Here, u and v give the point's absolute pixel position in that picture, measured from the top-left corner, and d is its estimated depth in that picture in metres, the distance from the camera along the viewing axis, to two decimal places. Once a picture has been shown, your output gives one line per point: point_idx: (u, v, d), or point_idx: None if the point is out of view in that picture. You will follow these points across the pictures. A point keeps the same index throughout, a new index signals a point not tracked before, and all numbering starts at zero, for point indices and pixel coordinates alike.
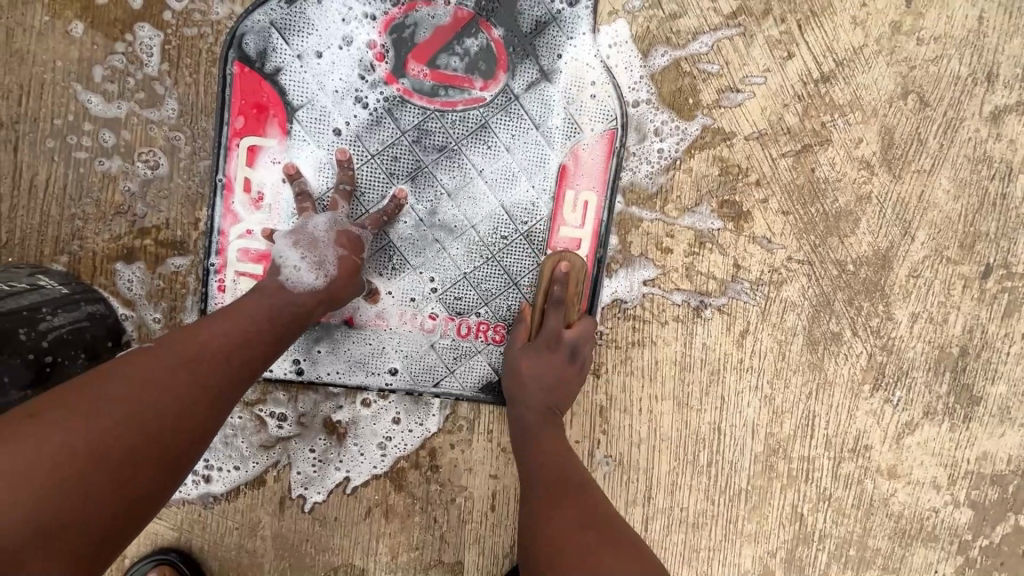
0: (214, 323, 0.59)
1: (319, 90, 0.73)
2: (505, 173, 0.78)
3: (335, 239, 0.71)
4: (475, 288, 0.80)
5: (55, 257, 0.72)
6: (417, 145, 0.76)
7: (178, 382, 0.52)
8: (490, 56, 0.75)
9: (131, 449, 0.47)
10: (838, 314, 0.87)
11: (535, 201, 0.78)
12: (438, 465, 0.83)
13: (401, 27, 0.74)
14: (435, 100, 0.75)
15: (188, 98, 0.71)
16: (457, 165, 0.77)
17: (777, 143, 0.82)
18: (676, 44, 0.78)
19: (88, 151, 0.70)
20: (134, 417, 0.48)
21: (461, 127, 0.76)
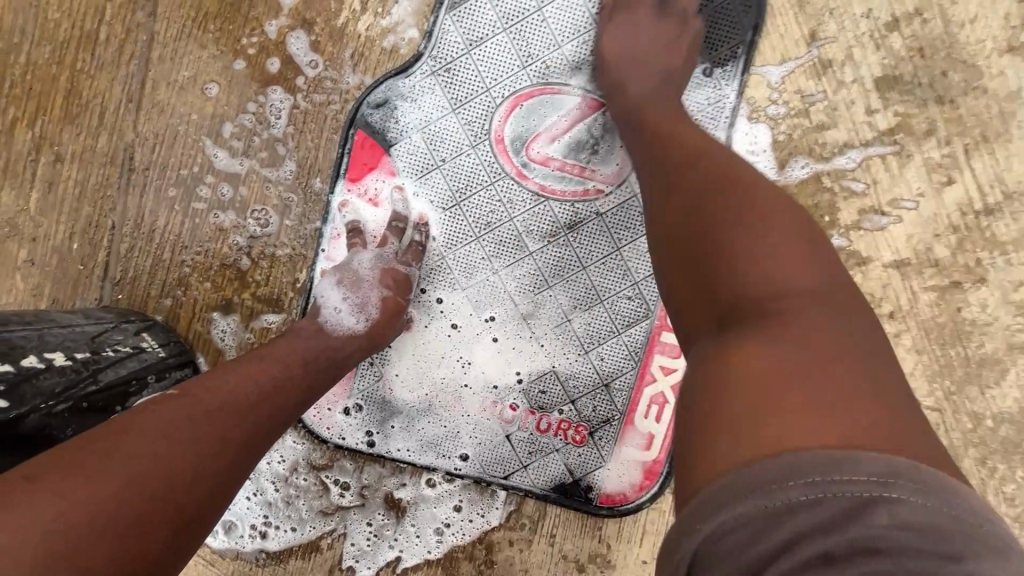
0: (241, 369, 0.55)
1: (434, 162, 0.71)
2: (615, 268, 0.72)
3: (379, 278, 0.68)
4: (561, 384, 0.75)
5: (160, 299, 0.73)
6: (523, 229, 0.71)
7: (203, 436, 0.48)
8: (614, 152, 0.70)
9: (148, 512, 0.42)
10: (966, 473, 0.76)
11: (640, 301, 0.73)
12: (493, 560, 0.79)
13: (528, 110, 0.70)
14: (549, 187, 0.71)
15: (307, 161, 0.71)
16: (562, 256, 0.72)
17: (921, 275, 0.73)
18: (820, 156, 0.71)
19: (206, 203, 0.72)
20: (148, 472, 0.44)
21: (571, 218, 0.71)
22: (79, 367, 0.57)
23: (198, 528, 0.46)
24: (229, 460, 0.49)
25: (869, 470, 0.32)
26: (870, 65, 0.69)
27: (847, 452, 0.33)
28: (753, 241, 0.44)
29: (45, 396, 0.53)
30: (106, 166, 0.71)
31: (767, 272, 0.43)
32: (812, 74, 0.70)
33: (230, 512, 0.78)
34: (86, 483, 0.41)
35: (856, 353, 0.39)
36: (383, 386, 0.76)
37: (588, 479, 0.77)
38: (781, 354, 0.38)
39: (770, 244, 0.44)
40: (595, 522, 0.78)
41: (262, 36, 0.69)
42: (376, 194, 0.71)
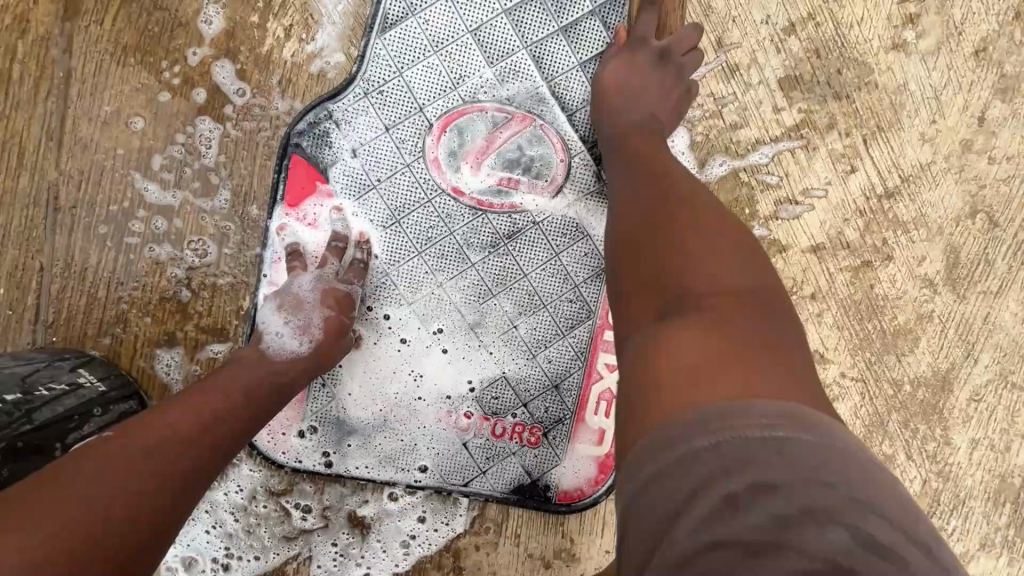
0: (182, 402, 0.55)
1: (370, 182, 0.72)
2: (555, 274, 0.74)
3: (321, 300, 0.69)
4: (513, 389, 0.77)
5: (99, 338, 0.72)
6: (463, 242, 0.73)
7: (141, 477, 0.47)
8: (545, 164, 0.73)
9: (79, 560, 0.42)
10: (891, 436, 0.83)
11: (582, 304, 0.75)
12: (462, 566, 0.80)
13: (459, 128, 0.72)
14: (486, 201, 0.73)
15: (241, 188, 0.71)
16: (503, 265, 0.74)
17: (835, 257, 0.79)
18: (735, 154, 0.76)
19: (140, 237, 0.71)
20: (82, 518, 0.43)
21: (509, 228, 0.73)
22: (11, 408, 0.55)
23: (142, 568, 0.46)
24: (173, 495, 0.49)
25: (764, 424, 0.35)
26: (773, 67, 0.75)
27: (745, 400, 0.37)
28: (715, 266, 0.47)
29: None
30: (29, 208, 0.69)
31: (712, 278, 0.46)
32: (721, 78, 0.75)
33: (189, 547, 0.77)
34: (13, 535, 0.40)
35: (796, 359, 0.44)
36: (337, 405, 0.76)
37: (546, 479, 0.79)
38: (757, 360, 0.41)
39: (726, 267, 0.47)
40: (557, 519, 0.81)
41: (186, 67, 0.69)
42: (315, 216, 0.72)
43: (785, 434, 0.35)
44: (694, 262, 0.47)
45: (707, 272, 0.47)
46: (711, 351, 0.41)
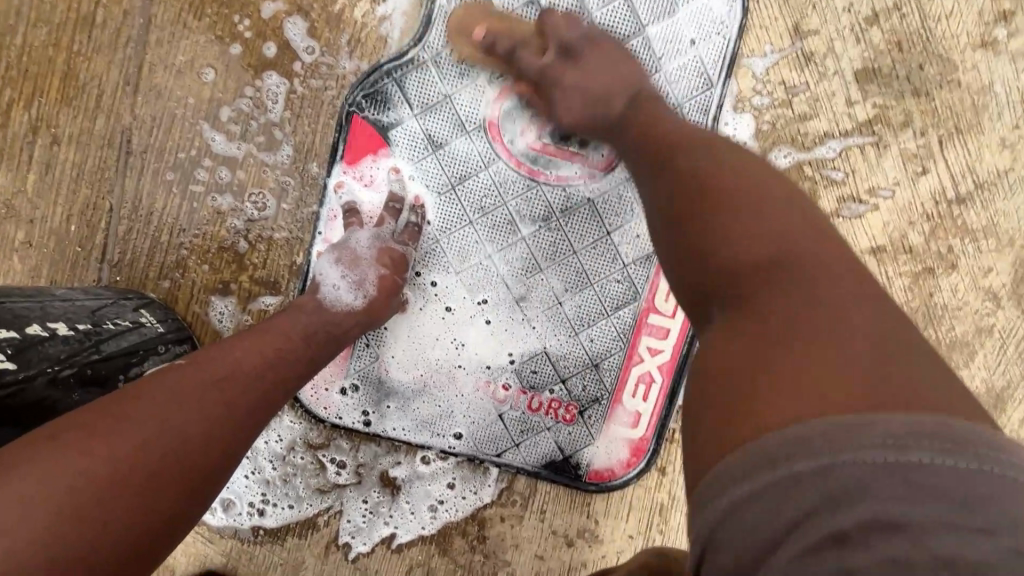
0: (244, 341, 0.56)
1: (428, 146, 0.72)
2: (605, 253, 0.74)
3: (377, 257, 0.71)
4: (552, 364, 0.77)
5: (158, 281, 0.74)
6: (516, 213, 0.73)
7: (212, 401, 0.50)
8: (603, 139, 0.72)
9: (158, 474, 0.44)
10: None
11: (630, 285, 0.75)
12: (485, 536, 0.82)
13: (520, 98, 0.72)
14: (543, 174, 0.73)
15: (303, 145, 0.72)
16: (554, 240, 0.74)
17: (896, 261, 0.76)
18: (802, 146, 0.74)
19: (204, 186, 0.73)
20: (162, 434, 0.45)
21: (563, 202, 0.73)
22: (82, 336, 0.58)
23: (207, 494, 0.48)
24: (232, 431, 0.50)
25: (883, 448, 0.32)
26: (851, 58, 0.72)
27: (875, 419, 0.33)
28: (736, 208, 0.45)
29: (51, 360, 0.54)
30: (103, 149, 0.71)
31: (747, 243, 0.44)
32: (795, 65, 0.72)
33: (228, 490, 0.80)
34: (95, 445, 0.42)
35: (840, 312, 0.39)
36: (380, 365, 0.78)
37: (577, 456, 0.79)
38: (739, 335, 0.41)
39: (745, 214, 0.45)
40: (583, 499, 0.82)
41: (259, 20, 0.70)
42: (371, 177, 0.73)
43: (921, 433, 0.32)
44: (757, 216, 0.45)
45: (761, 237, 0.44)
46: (799, 315, 0.40)
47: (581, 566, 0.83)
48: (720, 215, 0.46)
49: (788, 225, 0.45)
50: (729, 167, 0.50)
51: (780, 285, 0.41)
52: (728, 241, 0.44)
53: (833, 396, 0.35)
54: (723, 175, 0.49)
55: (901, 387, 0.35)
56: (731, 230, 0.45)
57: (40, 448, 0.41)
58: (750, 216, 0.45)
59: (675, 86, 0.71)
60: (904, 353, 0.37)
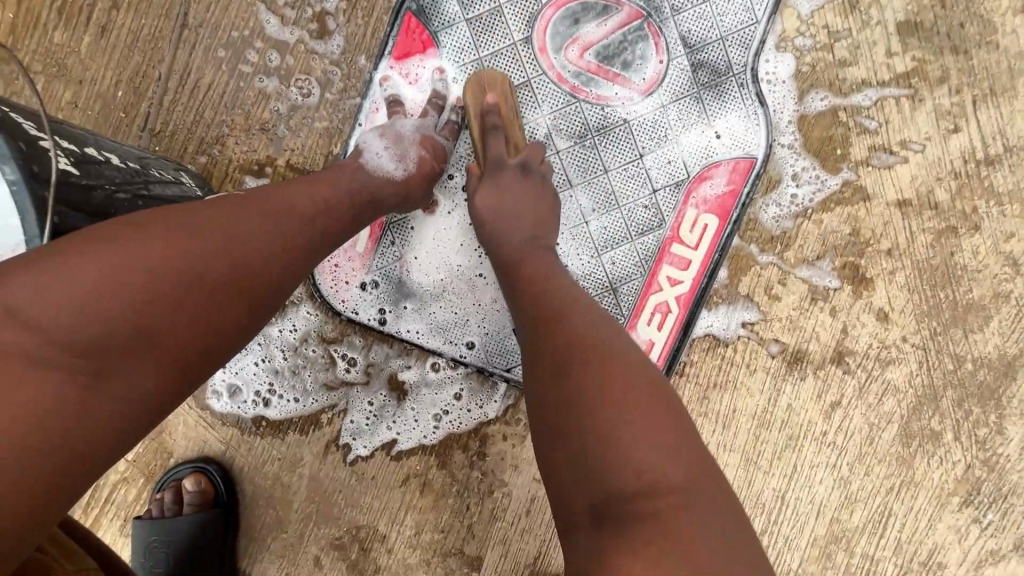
0: (298, 186, 0.58)
1: (477, 50, 0.74)
2: (635, 176, 0.76)
3: (419, 141, 0.71)
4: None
5: (196, 156, 0.76)
6: (554, 127, 0.75)
7: (273, 230, 0.52)
8: (647, 63, 0.74)
9: (219, 286, 0.47)
10: (942, 412, 0.81)
11: (656, 212, 0.76)
12: (486, 453, 0.82)
13: (571, 13, 0.74)
14: (585, 90, 0.74)
15: (354, 37, 0.74)
16: (587, 158, 0.75)
17: (920, 217, 0.77)
18: (839, 91, 0.75)
19: (253, 67, 0.74)
20: (227, 244, 0.48)
21: (601, 121, 0.75)
22: (131, 174, 0.59)
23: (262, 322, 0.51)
24: (285, 271, 0.52)
25: None
26: (895, 10, 0.74)
27: None
28: (624, 421, 0.47)
29: (104, 180, 0.55)
30: (160, 19, 0.73)
31: (641, 469, 0.46)
32: (840, 12, 0.74)
33: (236, 376, 0.81)
34: (166, 242, 0.46)
35: (702, 504, 0.46)
36: (402, 265, 0.78)
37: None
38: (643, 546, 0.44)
39: (634, 420, 0.47)
40: None
41: None
42: (413, 71, 0.74)
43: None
44: (633, 438, 0.47)
45: (637, 462, 0.46)
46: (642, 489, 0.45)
47: None
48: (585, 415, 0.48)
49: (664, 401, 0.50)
50: (603, 343, 0.53)
51: (672, 513, 0.45)
52: (618, 472, 0.46)
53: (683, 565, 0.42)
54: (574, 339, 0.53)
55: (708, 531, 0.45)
56: (606, 441, 0.47)
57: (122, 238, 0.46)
58: (616, 376, 0.50)
59: (722, 19, 0.74)
60: (716, 488, 0.48)
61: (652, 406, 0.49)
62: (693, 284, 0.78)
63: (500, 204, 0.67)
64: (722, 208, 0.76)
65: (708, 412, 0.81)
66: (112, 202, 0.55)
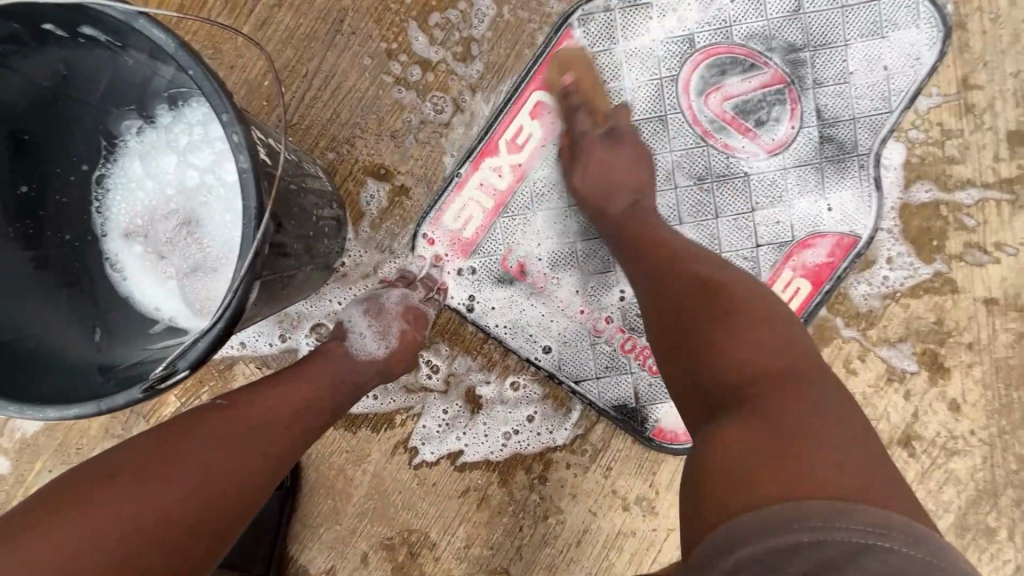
0: (280, 385, 0.59)
1: (624, 82, 0.79)
2: (743, 226, 0.80)
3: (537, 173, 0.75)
4: None
5: (324, 152, 0.79)
6: (678, 164, 0.80)
7: (250, 450, 0.53)
8: (779, 125, 0.78)
9: (227, 490, 0.50)
10: (1000, 510, 0.82)
11: (755, 264, 0.81)
12: (547, 478, 0.84)
13: (720, 63, 0.78)
14: (713, 136, 0.79)
15: (493, 66, 0.79)
16: (702, 200, 0.80)
17: (1004, 316, 0.80)
18: (944, 186, 0.78)
19: (394, 78, 0.78)
20: (202, 492, 0.48)
21: (723, 169, 0.79)
22: (295, 163, 0.65)
23: (255, 489, 0.52)
24: (282, 447, 0.55)
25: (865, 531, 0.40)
26: (1008, 119, 0.77)
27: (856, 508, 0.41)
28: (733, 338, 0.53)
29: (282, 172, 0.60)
30: (316, 21, 0.78)
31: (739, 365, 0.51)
32: (954, 112, 0.78)
33: None
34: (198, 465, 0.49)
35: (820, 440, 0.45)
36: (501, 261, 0.82)
37: (648, 410, 0.83)
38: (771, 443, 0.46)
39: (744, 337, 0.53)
40: (650, 466, 0.84)
41: None
42: (558, 88, 0.79)
43: (847, 513, 0.41)
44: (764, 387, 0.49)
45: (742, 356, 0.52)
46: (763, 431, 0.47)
47: (630, 534, 0.84)
48: (716, 360, 0.52)
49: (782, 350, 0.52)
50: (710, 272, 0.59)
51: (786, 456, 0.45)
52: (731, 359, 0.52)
53: (800, 470, 0.43)
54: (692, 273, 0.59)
55: (841, 459, 0.44)
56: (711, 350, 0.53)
57: (171, 449, 0.50)
58: (739, 326, 0.53)
59: (860, 101, 0.78)
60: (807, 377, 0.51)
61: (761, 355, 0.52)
62: None
63: (603, 176, 0.72)
64: (817, 276, 0.80)
65: None
66: (286, 191, 0.60)
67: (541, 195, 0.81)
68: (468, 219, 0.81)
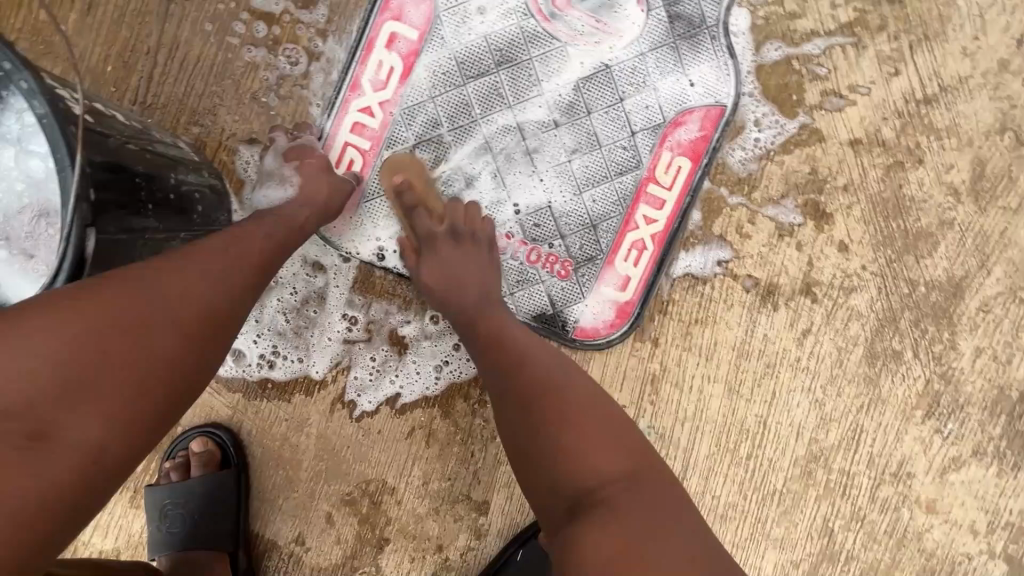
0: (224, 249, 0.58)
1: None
2: (616, 117, 0.83)
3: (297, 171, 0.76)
4: (554, 220, 0.84)
5: (188, 127, 0.78)
6: (541, 69, 0.82)
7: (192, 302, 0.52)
8: (628, 14, 0.81)
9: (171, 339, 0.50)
10: (902, 333, 0.88)
11: (634, 152, 0.84)
12: (486, 400, 0.86)
13: None
14: (569, 37, 0.82)
15: (339, 7, 0.79)
16: (572, 100, 0.83)
17: (870, 153, 0.85)
18: (791, 42, 0.83)
19: (240, 38, 0.77)
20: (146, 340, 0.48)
21: (585, 66, 0.82)
22: (138, 131, 0.64)
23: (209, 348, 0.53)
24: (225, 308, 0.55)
25: None
26: None
27: None
28: (556, 425, 0.60)
29: (117, 133, 0.59)
30: None
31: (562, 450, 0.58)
32: None
33: (237, 340, 0.83)
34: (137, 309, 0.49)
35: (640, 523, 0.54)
36: None
37: (567, 314, 0.86)
38: (615, 540, 0.53)
39: (567, 434, 0.59)
40: (581, 366, 0.87)
41: None
42: (409, 15, 0.80)
43: None
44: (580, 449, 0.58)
45: (575, 449, 0.58)
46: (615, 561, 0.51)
47: None
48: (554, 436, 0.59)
49: (616, 440, 0.60)
50: (560, 385, 0.63)
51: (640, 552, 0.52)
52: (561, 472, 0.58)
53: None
54: (551, 398, 0.62)
55: None
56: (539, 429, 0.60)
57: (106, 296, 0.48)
58: (592, 433, 0.60)
59: None
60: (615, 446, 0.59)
61: (579, 423, 0.60)
62: (667, 222, 0.85)
63: (442, 277, 0.74)
64: (695, 151, 0.84)
65: (691, 347, 0.87)
66: (125, 151, 0.59)
67: (416, 127, 0.81)
68: (350, 165, 0.81)
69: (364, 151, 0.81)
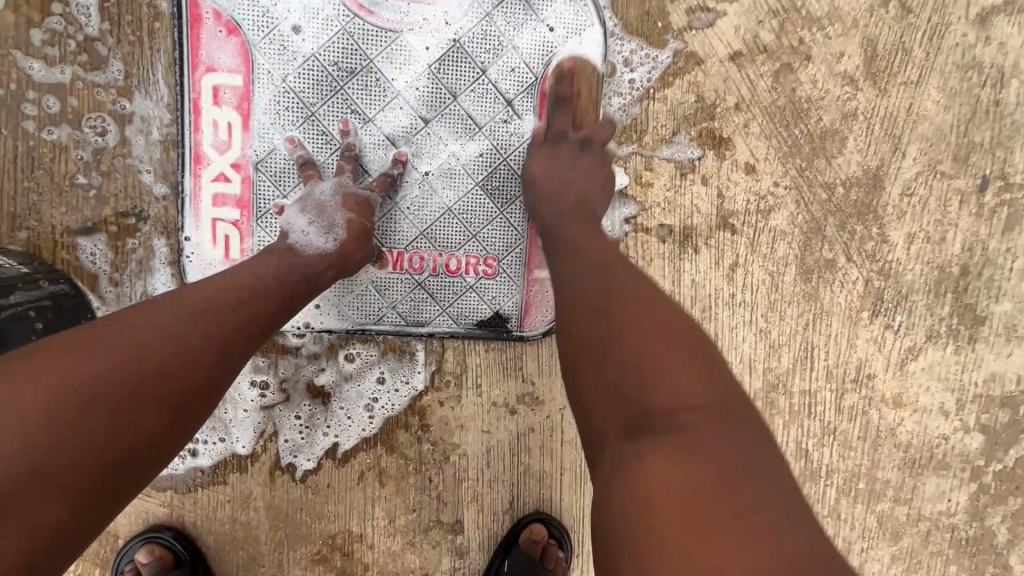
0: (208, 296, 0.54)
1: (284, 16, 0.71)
2: (486, 91, 0.76)
3: (343, 203, 0.69)
4: (463, 220, 0.78)
5: (13, 235, 0.70)
6: (388, 67, 0.74)
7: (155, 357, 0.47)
8: None
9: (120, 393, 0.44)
10: (830, 240, 0.84)
11: (518, 123, 0.77)
12: (428, 424, 0.82)
13: None
14: (405, 22, 0.73)
15: (133, 57, 0.70)
16: (432, 89, 0.75)
17: (755, 63, 0.79)
18: None
19: (35, 120, 0.69)
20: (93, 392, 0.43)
21: (433, 47, 0.74)
22: None
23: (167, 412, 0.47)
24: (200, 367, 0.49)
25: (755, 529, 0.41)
26: None
27: None
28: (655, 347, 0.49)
29: None
30: None
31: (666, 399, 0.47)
32: None
33: None
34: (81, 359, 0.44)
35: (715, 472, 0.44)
36: None
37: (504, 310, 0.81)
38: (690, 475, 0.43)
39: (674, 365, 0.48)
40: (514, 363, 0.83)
41: None
42: (219, 58, 0.70)
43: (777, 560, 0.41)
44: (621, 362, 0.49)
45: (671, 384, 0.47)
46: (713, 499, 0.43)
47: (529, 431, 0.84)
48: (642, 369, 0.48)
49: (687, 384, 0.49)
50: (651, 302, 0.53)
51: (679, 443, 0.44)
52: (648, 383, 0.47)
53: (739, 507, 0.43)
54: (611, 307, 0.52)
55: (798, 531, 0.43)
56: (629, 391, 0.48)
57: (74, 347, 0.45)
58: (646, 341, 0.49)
59: None
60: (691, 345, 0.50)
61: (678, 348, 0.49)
62: None
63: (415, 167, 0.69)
64: None
65: None
66: None
67: (282, 172, 0.73)
68: (226, 240, 0.73)
69: (239, 219, 0.73)
